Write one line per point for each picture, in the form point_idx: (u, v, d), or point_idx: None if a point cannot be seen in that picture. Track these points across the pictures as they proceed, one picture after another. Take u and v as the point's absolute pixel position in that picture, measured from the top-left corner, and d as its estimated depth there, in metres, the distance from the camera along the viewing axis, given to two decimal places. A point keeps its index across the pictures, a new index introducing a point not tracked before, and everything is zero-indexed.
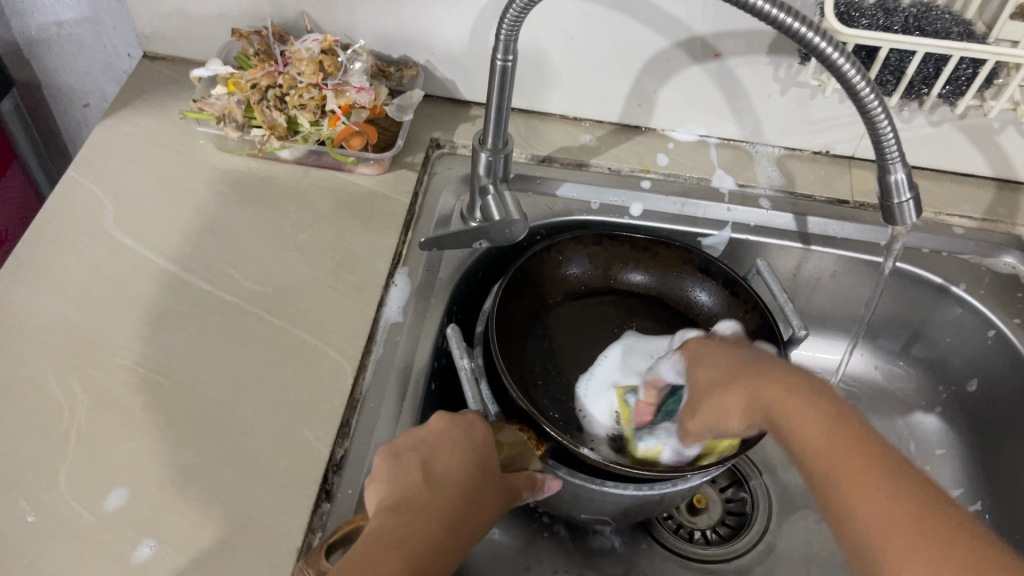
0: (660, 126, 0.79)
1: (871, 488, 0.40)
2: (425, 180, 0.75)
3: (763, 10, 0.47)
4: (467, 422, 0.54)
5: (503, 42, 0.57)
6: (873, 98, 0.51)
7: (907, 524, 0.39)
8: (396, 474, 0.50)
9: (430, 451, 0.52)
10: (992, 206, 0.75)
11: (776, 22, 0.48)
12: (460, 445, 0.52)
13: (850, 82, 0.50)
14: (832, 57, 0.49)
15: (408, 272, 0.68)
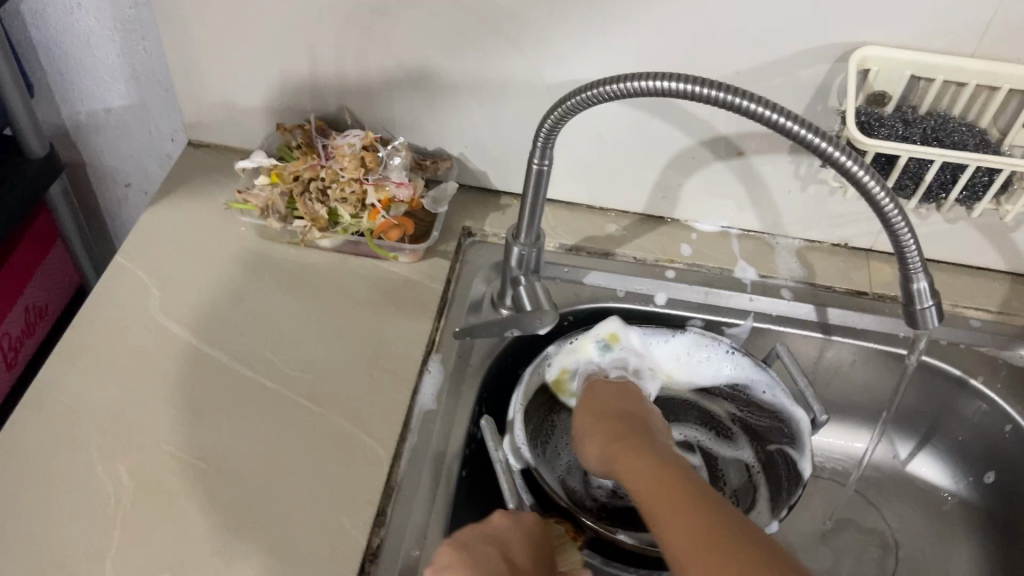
0: (683, 217, 0.82)
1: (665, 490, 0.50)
2: (457, 268, 0.77)
3: (792, 130, 0.51)
4: (524, 522, 0.57)
5: (540, 147, 0.61)
6: (895, 210, 0.53)
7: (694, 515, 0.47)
8: (476, 565, 0.52)
9: (501, 543, 0.55)
10: (1007, 299, 0.76)
11: (804, 140, 0.52)
12: (525, 544, 0.55)
13: (876, 198, 0.53)
14: (857, 172, 0.52)
15: (441, 360, 0.70)
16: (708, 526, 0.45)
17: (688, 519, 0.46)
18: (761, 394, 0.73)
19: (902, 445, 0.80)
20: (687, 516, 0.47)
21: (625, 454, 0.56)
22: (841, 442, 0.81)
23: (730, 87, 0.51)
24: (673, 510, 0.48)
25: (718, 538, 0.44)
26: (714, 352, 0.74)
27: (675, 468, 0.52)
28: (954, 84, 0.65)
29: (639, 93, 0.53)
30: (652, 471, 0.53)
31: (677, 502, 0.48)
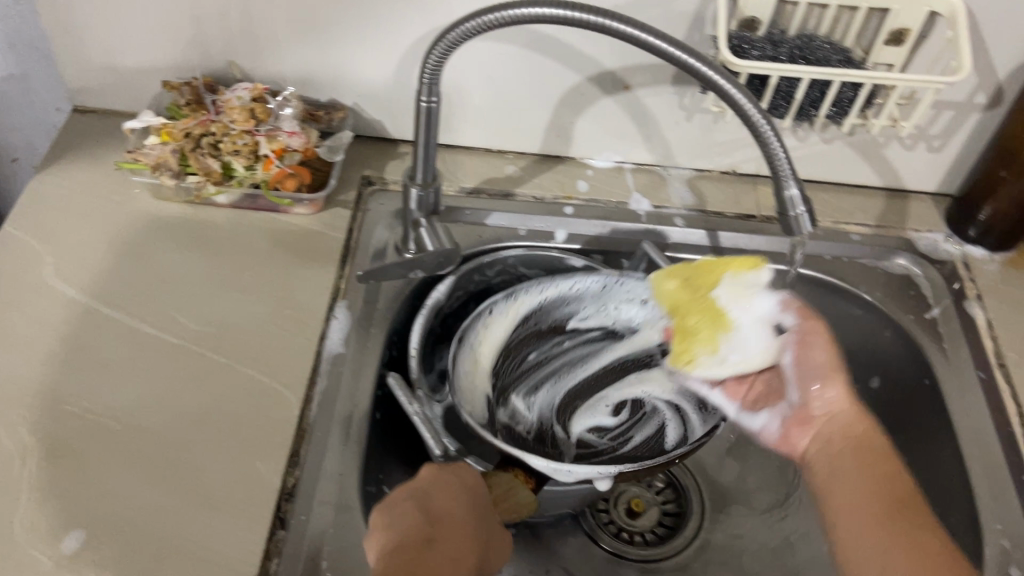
0: (579, 154, 0.84)
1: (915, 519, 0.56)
2: (358, 217, 0.77)
3: (661, 47, 0.55)
4: (453, 469, 0.58)
5: (427, 85, 0.62)
6: (762, 120, 0.56)
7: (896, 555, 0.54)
8: (395, 523, 0.54)
9: (423, 495, 0.56)
10: (883, 214, 0.82)
11: (674, 59, 0.55)
12: (449, 490, 0.57)
13: (742, 108, 0.56)
14: (727, 90, 0.56)
15: (347, 306, 0.71)
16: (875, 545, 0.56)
17: (867, 494, 0.59)
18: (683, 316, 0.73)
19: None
20: (873, 531, 0.57)
21: (860, 429, 0.62)
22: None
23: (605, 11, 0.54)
24: (852, 456, 0.61)
25: (865, 531, 0.57)
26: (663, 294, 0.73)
27: (851, 447, 0.62)
28: (818, 7, 0.68)
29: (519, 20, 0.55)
30: (858, 488, 0.59)
31: (857, 482, 0.60)
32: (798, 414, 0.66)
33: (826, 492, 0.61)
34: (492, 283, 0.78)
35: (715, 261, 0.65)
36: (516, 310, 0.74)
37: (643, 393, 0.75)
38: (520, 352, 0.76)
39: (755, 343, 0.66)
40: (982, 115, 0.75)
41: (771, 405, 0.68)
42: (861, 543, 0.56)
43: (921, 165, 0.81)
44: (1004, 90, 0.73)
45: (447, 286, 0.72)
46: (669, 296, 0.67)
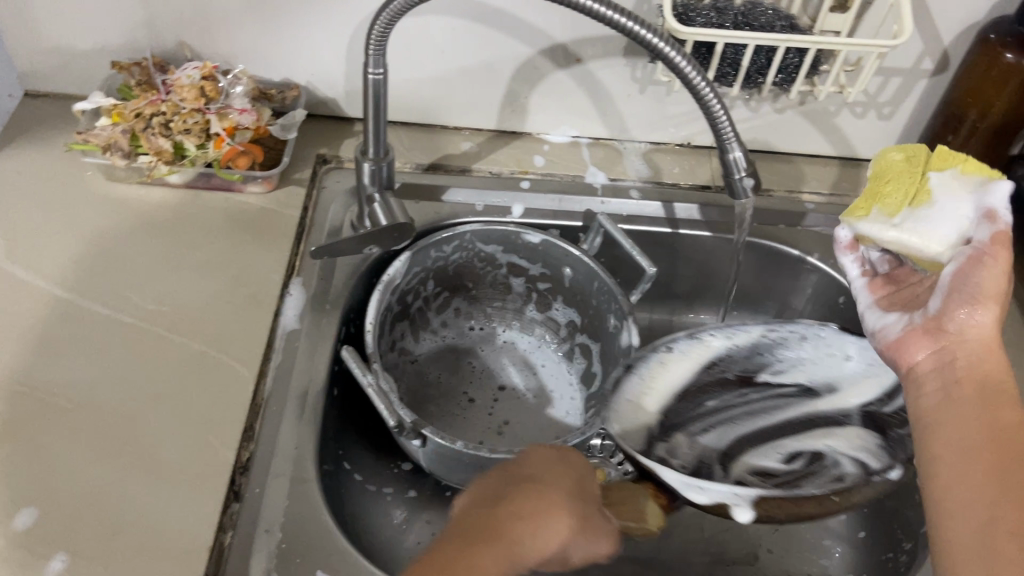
0: (535, 130, 0.84)
1: None
2: (313, 196, 0.77)
3: (597, 11, 0.54)
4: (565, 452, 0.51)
5: (374, 57, 0.62)
6: (701, 81, 0.56)
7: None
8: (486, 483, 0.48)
9: (515, 463, 0.50)
10: (838, 181, 0.83)
11: (612, 22, 0.54)
12: (552, 463, 0.49)
13: (680, 70, 0.56)
14: (667, 54, 0.55)
15: (302, 282, 0.71)
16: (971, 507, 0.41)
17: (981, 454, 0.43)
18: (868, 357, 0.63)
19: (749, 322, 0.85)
20: (978, 444, 0.44)
21: (993, 360, 0.48)
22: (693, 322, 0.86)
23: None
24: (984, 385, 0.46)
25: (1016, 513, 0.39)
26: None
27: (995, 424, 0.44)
28: None
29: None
30: (973, 416, 0.45)
31: (985, 400, 0.46)
32: (930, 324, 0.51)
33: (930, 410, 0.48)
34: (451, 260, 0.78)
35: (960, 151, 0.55)
36: (688, 348, 0.66)
37: (828, 447, 0.62)
38: (697, 400, 0.67)
39: (949, 227, 0.52)
40: (929, 81, 0.76)
41: (903, 312, 0.55)
42: (957, 507, 0.42)
43: (873, 133, 0.81)
44: (950, 55, 0.74)
45: (406, 260, 0.72)
46: (898, 151, 0.58)
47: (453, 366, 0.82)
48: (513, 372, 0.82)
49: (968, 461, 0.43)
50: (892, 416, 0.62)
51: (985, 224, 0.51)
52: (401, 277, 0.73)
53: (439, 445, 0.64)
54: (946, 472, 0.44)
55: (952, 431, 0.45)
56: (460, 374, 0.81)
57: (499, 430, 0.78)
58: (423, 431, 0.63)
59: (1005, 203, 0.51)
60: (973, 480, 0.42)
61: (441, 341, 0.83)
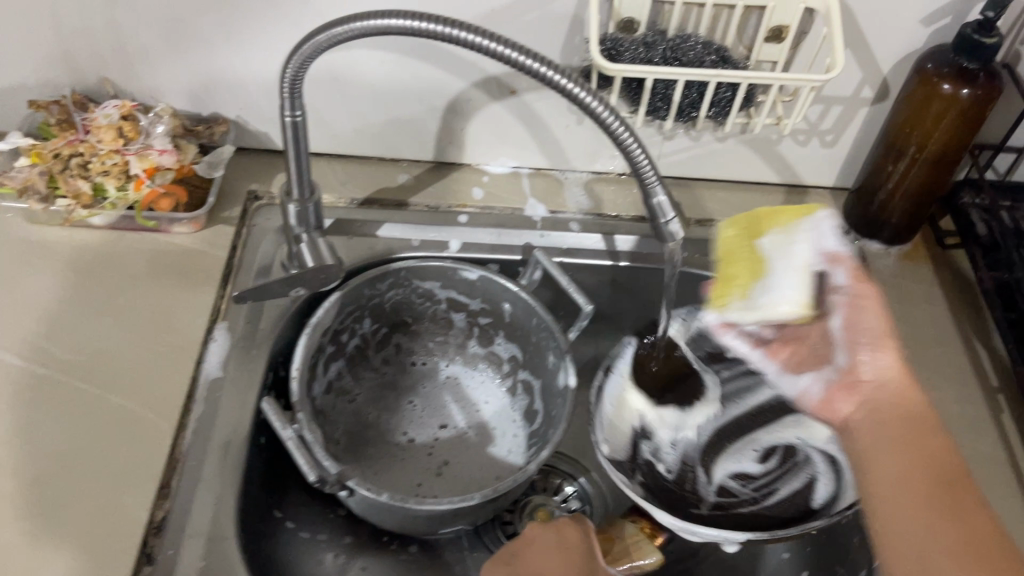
0: (474, 161, 0.82)
1: (975, 525, 0.46)
2: (243, 234, 0.75)
3: (500, 52, 0.53)
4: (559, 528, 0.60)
5: (289, 98, 0.60)
6: (613, 120, 0.54)
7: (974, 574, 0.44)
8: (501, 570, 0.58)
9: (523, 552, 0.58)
10: (782, 210, 0.81)
11: (516, 63, 0.53)
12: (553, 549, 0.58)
13: (591, 110, 0.54)
14: (580, 97, 0.54)
15: (228, 327, 0.69)
16: (907, 528, 0.47)
17: (910, 476, 0.48)
18: None
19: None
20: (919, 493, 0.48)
21: (909, 395, 0.51)
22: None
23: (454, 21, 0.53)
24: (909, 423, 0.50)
25: (959, 535, 0.46)
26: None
27: (912, 439, 0.49)
28: (696, 6, 0.67)
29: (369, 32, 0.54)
30: (899, 451, 0.49)
31: (919, 443, 0.49)
32: (844, 379, 0.53)
33: (863, 445, 0.51)
34: (387, 297, 0.76)
35: (777, 211, 0.55)
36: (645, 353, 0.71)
37: (799, 440, 0.72)
38: (672, 389, 0.75)
39: (797, 285, 0.51)
40: (870, 109, 0.75)
41: (816, 369, 0.56)
42: (894, 525, 0.48)
43: (817, 161, 0.80)
44: (889, 84, 0.73)
45: (335, 301, 0.70)
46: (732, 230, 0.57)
47: (393, 405, 0.80)
48: (455, 410, 0.80)
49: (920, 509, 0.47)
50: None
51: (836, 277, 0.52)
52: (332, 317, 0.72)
53: (366, 497, 0.62)
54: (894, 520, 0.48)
55: (879, 454, 0.50)
56: (400, 413, 0.79)
57: (439, 472, 0.76)
58: (348, 484, 0.62)
59: (841, 241, 0.52)
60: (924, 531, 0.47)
61: (381, 379, 0.81)
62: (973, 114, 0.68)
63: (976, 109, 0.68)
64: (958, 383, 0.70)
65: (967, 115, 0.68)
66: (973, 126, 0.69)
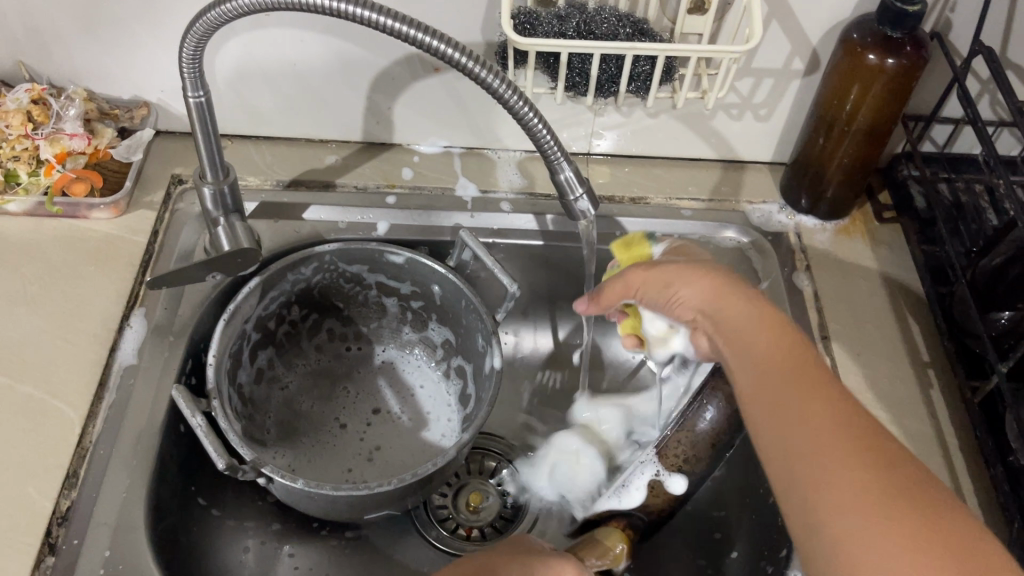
0: (405, 141, 0.81)
1: (828, 398, 0.47)
2: (165, 217, 0.74)
3: (388, 25, 0.49)
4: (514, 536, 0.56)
5: (190, 79, 0.58)
6: (511, 93, 0.53)
7: (836, 430, 0.45)
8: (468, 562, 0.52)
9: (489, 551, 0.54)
10: (718, 185, 0.80)
11: (405, 36, 0.50)
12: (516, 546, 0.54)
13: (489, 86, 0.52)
14: (466, 64, 0.51)
15: (145, 313, 0.68)
16: (780, 395, 0.48)
17: (768, 352, 0.51)
18: None
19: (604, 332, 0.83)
20: (782, 392, 0.48)
21: (735, 306, 0.54)
22: (521, 344, 0.83)
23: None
24: (746, 332, 0.53)
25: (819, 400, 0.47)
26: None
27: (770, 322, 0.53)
28: None
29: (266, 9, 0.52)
30: (762, 340, 0.51)
31: (768, 352, 0.51)
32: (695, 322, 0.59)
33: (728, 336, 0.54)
34: (314, 281, 0.75)
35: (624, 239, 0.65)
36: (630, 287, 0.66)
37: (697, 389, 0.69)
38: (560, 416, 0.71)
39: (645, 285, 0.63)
40: (802, 81, 0.73)
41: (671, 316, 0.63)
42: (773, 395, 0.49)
43: (753, 135, 0.79)
44: (819, 54, 0.71)
45: (255, 286, 0.69)
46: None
47: (326, 392, 0.79)
48: (389, 395, 0.79)
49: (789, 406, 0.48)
50: None
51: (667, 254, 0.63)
52: (255, 303, 0.71)
53: (282, 484, 0.61)
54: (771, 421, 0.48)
55: (742, 335, 0.53)
56: (334, 400, 0.78)
57: (370, 456, 0.75)
58: (264, 470, 0.60)
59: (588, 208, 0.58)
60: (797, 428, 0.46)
61: (314, 365, 0.80)
62: (899, 82, 0.66)
63: (903, 77, 0.66)
64: (886, 358, 0.69)
65: (892, 84, 0.67)
66: (902, 97, 0.67)
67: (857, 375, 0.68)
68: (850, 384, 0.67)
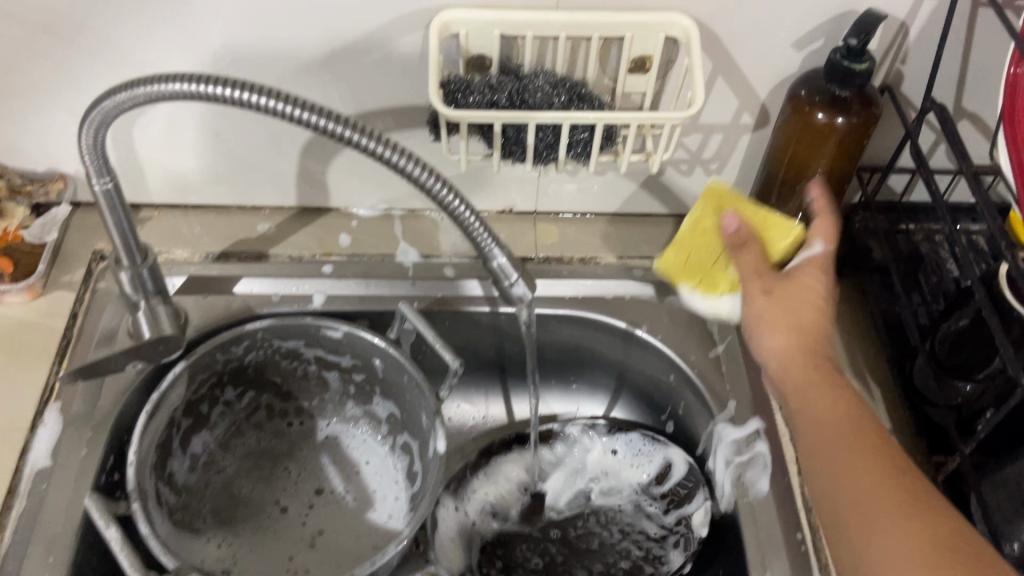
0: (341, 205, 0.77)
1: (897, 503, 0.51)
2: (85, 299, 0.69)
3: (292, 113, 0.47)
4: None
5: (94, 166, 0.54)
6: (432, 179, 0.50)
7: (923, 548, 0.48)
8: None
9: None
10: (671, 242, 0.77)
11: (311, 125, 0.47)
12: None
13: (406, 172, 0.49)
14: (381, 152, 0.48)
15: (61, 407, 0.63)
16: (865, 496, 0.52)
17: (828, 420, 0.56)
18: (649, 451, 0.72)
19: (560, 395, 0.80)
20: (885, 514, 0.50)
21: (796, 362, 0.60)
22: (474, 411, 0.80)
23: (249, 85, 0.47)
24: (823, 430, 0.56)
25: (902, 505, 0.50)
26: (635, 435, 0.72)
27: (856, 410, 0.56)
28: (550, 39, 0.62)
29: (166, 96, 0.48)
30: (845, 442, 0.55)
31: (838, 460, 0.54)
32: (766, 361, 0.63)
33: (813, 424, 0.57)
34: (246, 359, 0.71)
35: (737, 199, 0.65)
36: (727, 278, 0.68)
37: (627, 510, 0.72)
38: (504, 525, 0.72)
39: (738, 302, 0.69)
40: (751, 137, 0.70)
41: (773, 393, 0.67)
42: (858, 513, 0.51)
43: (704, 190, 0.76)
44: (767, 109, 0.68)
45: (180, 372, 0.65)
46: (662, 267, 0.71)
47: (266, 474, 0.74)
48: (333, 473, 0.75)
49: (837, 456, 0.54)
50: (664, 495, 0.71)
51: (817, 250, 0.64)
52: (183, 388, 0.67)
53: None
54: (866, 545, 0.50)
55: (827, 434, 0.56)
56: (274, 482, 0.74)
57: (312, 543, 0.71)
58: None
59: (523, 292, 0.55)
60: (885, 537, 0.50)
61: (255, 445, 0.76)
62: (850, 140, 0.64)
63: (853, 136, 0.63)
64: None
65: (844, 142, 0.64)
66: (853, 153, 0.65)
67: None
68: None
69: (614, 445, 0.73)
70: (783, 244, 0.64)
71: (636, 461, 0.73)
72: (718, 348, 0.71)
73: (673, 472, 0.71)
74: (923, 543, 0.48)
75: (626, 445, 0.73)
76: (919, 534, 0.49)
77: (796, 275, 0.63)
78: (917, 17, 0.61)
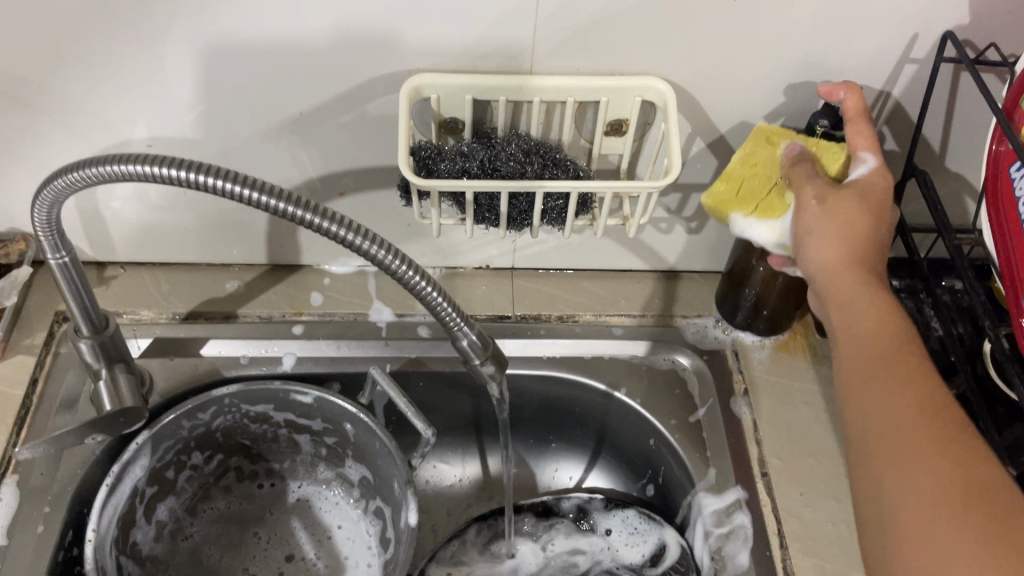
0: (313, 262, 0.75)
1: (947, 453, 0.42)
2: (46, 363, 0.67)
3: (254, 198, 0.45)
4: None
5: (49, 240, 0.52)
6: (399, 264, 0.49)
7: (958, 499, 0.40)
8: None
9: None
10: (650, 299, 0.76)
11: (274, 210, 0.45)
12: None
13: (372, 257, 0.48)
14: (347, 237, 0.47)
15: (18, 479, 0.61)
16: (901, 441, 0.44)
17: (879, 358, 0.48)
18: (645, 531, 0.69)
19: (538, 455, 0.78)
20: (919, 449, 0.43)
21: (845, 278, 0.52)
22: (450, 471, 0.78)
23: (209, 167, 0.45)
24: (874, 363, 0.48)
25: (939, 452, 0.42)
26: (631, 512, 0.70)
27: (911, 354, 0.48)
28: (524, 103, 0.60)
29: (122, 177, 0.45)
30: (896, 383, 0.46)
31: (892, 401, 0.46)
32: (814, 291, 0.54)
33: (857, 375, 0.48)
34: (213, 424, 0.69)
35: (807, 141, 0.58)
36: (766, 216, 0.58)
37: None
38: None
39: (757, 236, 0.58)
40: None
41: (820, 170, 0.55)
42: (898, 461, 0.43)
43: (684, 247, 0.74)
44: None
45: (143, 441, 0.63)
46: (711, 201, 0.59)
47: (235, 540, 0.72)
48: (304, 538, 0.73)
49: (864, 394, 0.47)
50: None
51: (870, 163, 0.55)
52: (147, 457, 0.64)
53: None
54: (897, 479, 0.43)
55: (873, 372, 0.48)
56: (242, 549, 0.72)
57: None
58: None
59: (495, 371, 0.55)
60: (920, 478, 0.42)
61: (224, 510, 0.74)
62: None
63: None
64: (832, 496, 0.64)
65: None
66: None
67: (800, 519, 0.62)
68: (792, 531, 0.62)
69: (612, 524, 0.71)
70: (836, 164, 0.57)
71: (634, 541, 0.70)
72: (698, 412, 0.69)
73: (667, 555, 0.68)
74: (946, 479, 0.41)
75: (624, 524, 0.71)
76: (955, 490, 0.41)
77: (854, 191, 0.53)
78: (899, 82, 0.60)
